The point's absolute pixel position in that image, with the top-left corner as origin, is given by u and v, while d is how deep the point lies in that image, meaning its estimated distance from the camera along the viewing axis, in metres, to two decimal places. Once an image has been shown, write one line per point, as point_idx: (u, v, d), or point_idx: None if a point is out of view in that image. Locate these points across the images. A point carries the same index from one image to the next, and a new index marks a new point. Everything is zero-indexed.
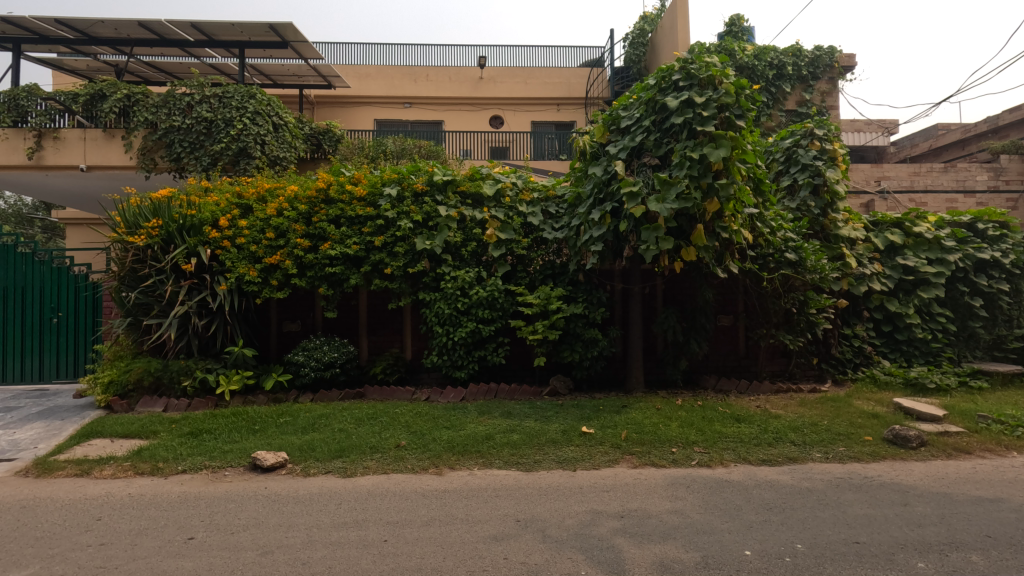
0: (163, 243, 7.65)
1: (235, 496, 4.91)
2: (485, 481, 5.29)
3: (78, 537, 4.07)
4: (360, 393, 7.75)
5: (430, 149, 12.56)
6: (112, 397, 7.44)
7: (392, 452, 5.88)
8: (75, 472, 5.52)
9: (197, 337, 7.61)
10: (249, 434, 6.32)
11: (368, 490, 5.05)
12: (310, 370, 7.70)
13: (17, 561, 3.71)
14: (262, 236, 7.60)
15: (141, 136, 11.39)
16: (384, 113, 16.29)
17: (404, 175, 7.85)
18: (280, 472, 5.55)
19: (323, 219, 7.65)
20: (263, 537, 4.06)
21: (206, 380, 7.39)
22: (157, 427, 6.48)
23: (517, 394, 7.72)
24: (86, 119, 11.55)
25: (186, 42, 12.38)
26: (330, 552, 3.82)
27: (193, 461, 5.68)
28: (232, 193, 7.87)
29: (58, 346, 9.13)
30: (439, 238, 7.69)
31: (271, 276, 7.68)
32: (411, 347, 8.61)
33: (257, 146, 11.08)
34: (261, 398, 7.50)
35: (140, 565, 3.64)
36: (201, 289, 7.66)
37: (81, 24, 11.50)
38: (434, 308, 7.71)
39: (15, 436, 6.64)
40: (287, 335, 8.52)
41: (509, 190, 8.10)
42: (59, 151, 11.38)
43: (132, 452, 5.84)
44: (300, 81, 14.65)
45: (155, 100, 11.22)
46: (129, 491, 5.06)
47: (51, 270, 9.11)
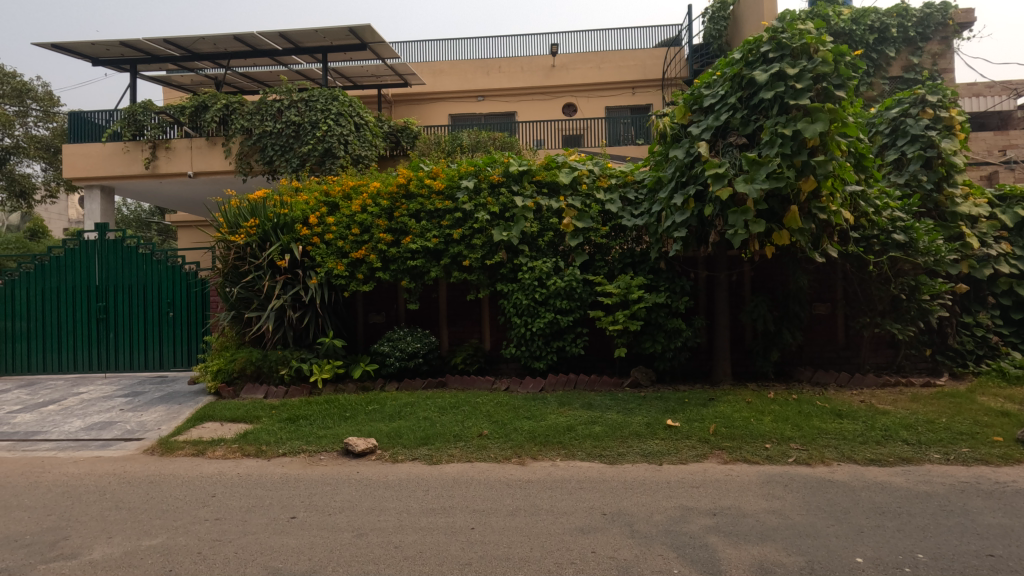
0: (260, 240, 8.15)
1: (331, 479, 5.19)
2: (569, 472, 5.25)
3: (197, 511, 4.46)
4: (442, 382, 7.93)
5: (504, 140, 12.57)
6: (221, 384, 8.06)
7: (476, 441, 5.97)
8: (192, 451, 6.07)
9: (292, 329, 8.10)
10: (341, 421, 6.67)
11: (454, 478, 5.16)
12: (395, 360, 7.99)
13: (149, 530, 4.12)
14: (349, 231, 7.93)
15: (238, 142, 12.24)
16: (458, 107, 16.53)
17: (480, 167, 7.93)
18: (370, 457, 5.79)
19: (404, 213, 7.87)
20: (358, 519, 4.25)
21: (302, 369, 7.85)
22: (259, 413, 6.96)
23: (598, 385, 7.60)
24: (192, 129, 12.55)
25: (275, 51, 13.16)
26: (421, 537, 3.93)
27: (292, 445, 6.06)
28: (320, 192, 8.27)
29: (175, 337, 10.04)
30: (516, 229, 7.68)
31: (358, 270, 8.00)
32: (490, 337, 8.70)
33: (341, 146, 11.59)
34: (351, 386, 7.87)
35: (251, 540, 3.92)
36: (295, 284, 8.11)
37: (186, 42, 12.54)
38: (513, 299, 7.72)
39: (143, 418, 7.40)
40: (373, 326, 8.90)
41: (586, 178, 7.96)
42: (170, 159, 12.50)
43: (239, 436, 6.32)
44: (378, 80, 15.17)
45: (250, 107, 12.01)
46: (238, 471, 5.48)
47: (168, 269, 10.03)
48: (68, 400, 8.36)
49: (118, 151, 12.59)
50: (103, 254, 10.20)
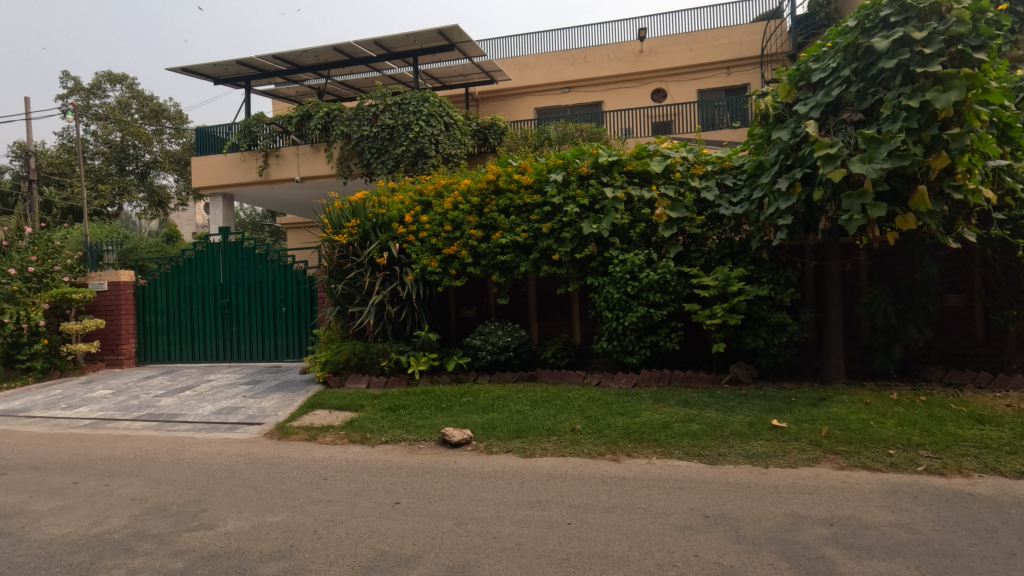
0: (361, 239, 8.59)
1: (430, 468, 5.40)
2: (667, 471, 5.08)
3: (312, 492, 4.82)
4: (533, 376, 7.98)
5: (592, 131, 12.39)
6: (328, 373, 8.63)
7: (569, 436, 5.95)
8: (306, 436, 6.57)
9: (391, 322, 8.50)
10: (437, 412, 6.91)
11: (548, 472, 5.17)
12: (487, 353, 8.13)
13: (272, 507, 4.51)
14: (442, 229, 8.17)
15: (339, 147, 13.01)
16: (543, 100, 16.49)
17: (569, 159, 7.84)
18: (466, 448, 5.97)
19: (494, 209, 7.97)
20: (457, 508, 4.38)
21: (400, 361, 8.23)
22: (362, 402, 7.40)
23: (694, 381, 7.29)
24: (299, 137, 13.50)
25: (370, 58, 13.83)
26: (519, 529, 3.97)
27: (393, 433, 6.37)
28: (415, 191, 8.59)
29: (287, 330, 10.92)
30: (606, 221, 7.53)
31: (451, 265, 8.25)
32: (580, 331, 8.67)
33: (432, 145, 11.97)
34: (445, 378, 8.14)
35: (360, 522, 4.17)
36: (393, 280, 8.49)
37: (292, 56, 13.51)
38: (603, 293, 7.58)
39: (262, 404, 8.12)
40: (465, 320, 9.18)
41: (679, 165, 7.63)
42: (280, 166, 13.53)
43: (346, 423, 6.76)
44: (466, 79, 15.47)
45: (349, 113, 12.71)
46: (345, 456, 5.86)
47: (280, 268, 10.91)
48: (201, 387, 9.37)
49: (237, 161, 13.86)
50: (226, 255, 11.27)
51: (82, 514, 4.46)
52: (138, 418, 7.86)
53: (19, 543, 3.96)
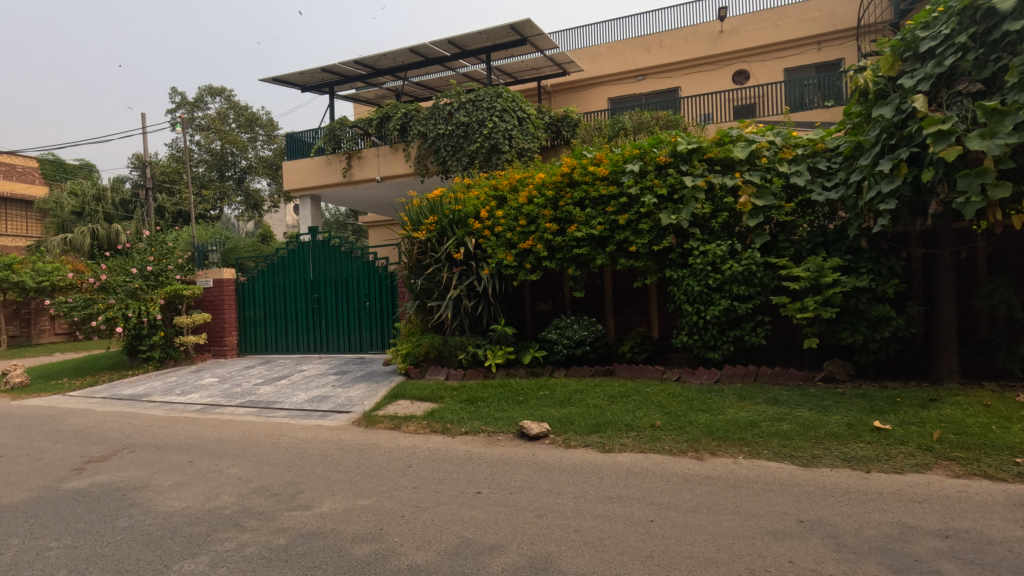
0: (438, 235, 8.79)
1: (510, 459, 5.47)
2: (755, 472, 4.85)
3: (399, 479, 5.03)
4: (609, 370, 7.88)
5: (669, 118, 11.98)
6: (409, 365, 8.96)
7: (648, 432, 5.82)
8: (391, 425, 6.88)
9: (468, 316, 8.67)
10: (515, 404, 7.00)
11: (628, 467, 5.09)
12: (563, 347, 8.12)
13: (362, 491, 4.75)
14: (516, 223, 8.22)
15: (416, 146, 13.41)
16: (617, 89, 16.15)
17: (646, 149, 7.62)
18: (544, 441, 6.01)
19: (569, 202, 7.91)
20: (537, 500, 4.42)
21: (477, 354, 8.39)
22: (442, 393, 7.63)
23: (783, 378, 6.90)
24: (378, 138, 14.03)
25: (444, 58, 14.12)
26: (600, 524, 3.94)
27: (472, 425, 6.52)
28: (489, 186, 8.69)
29: (371, 324, 11.44)
30: (686, 211, 7.24)
31: (526, 260, 8.29)
32: (659, 325, 8.47)
33: (506, 140, 12.07)
34: (521, 371, 8.21)
35: (444, 509, 4.30)
36: (469, 275, 8.64)
37: (371, 61, 14.07)
38: (683, 286, 7.32)
39: (349, 393, 8.58)
40: (540, 314, 9.27)
41: (765, 150, 7.22)
42: (362, 167, 14.14)
43: (427, 414, 7.00)
44: (538, 73, 15.43)
45: (425, 113, 13.05)
46: (428, 445, 6.07)
47: (364, 264, 11.44)
48: (295, 376, 10.04)
49: (323, 163, 14.66)
50: (315, 253, 11.97)
51: (197, 490, 4.92)
52: (241, 404, 8.56)
53: (147, 513, 4.43)
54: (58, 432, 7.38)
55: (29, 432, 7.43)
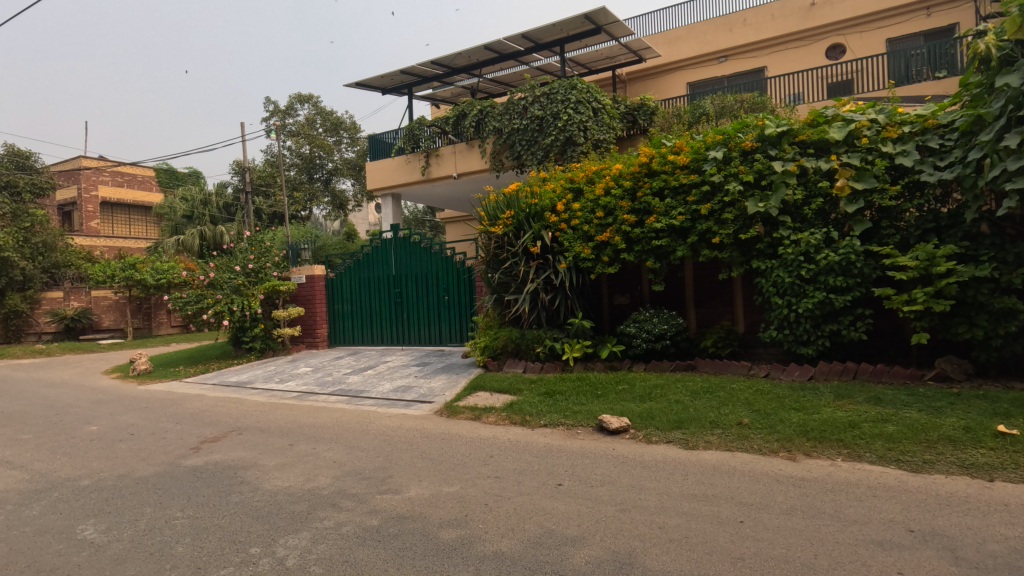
0: (515, 229, 8.83)
1: (590, 453, 5.44)
2: (855, 476, 4.53)
3: (481, 468, 5.15)
4: (691, 365, 7.63)
5: (754, 100, 11.36)
6: (487, 358, 9.12)
7: (735, 430, 5.58)
8: (471, 416, 7.06)
9: (545, 310, 8.68)
10: (593, 398, 6.95)
11: (714, 465, 4.92)
12: (642, 341, 7.94)
13: (447, 478, 4.92)
14: (593, 216, 8.13)
15: (492, 142, 13.58)
16: (697, 73, 15.51)
17: (730, 134, 7.30)
18: (624, 435, 5.92)
19: (648, 192, 7.71)
20: (619, 494, 4.37)
21: (555, 348, 8.41)
22: (520, 385, 7.72)
23: (886, 377, 6.37)
24: (455, 136, 14.32)
25: (518, 52, 14.17)
26: (686, 522, 3.84)
27: (551, 417, 6.55)
28: (565, 179, 8.65)
29: (451, 317, 11.77)
30: (775, 198, 6.85)
31: (603, 252, 8.18)
32: (745, 319, 8.09)
33: (581, 132, 11.94)
34: (600, 365, 8.13)
35: (526, 500, 4.36)
36: (546, 268, 8.63)
37: (447, 60, 14.39)
38: (772, 277, 6.93)
39: (431, 384, 8.88)
40: (618, 308, 9.16)
41: (866, 130, 6.67)
42: (440, 165, 14.52)
43: (506, 406, 7.11)
44: (613, 61, 15.12)
45: (500, 108, 13.16)
46: (508, 436, 6.17)
47: (443, 260, 11.76)
48: (380, 367, 10.53)
49: (403, 163, 15.18)
50: (397, 249, 12.46)
51: (298, 471, 5.30)
52: (332, 392, 9.11)
53: (255, 490, 4.83)
54: (178, 414, 8.20)
55: (154, 414, 8.31)
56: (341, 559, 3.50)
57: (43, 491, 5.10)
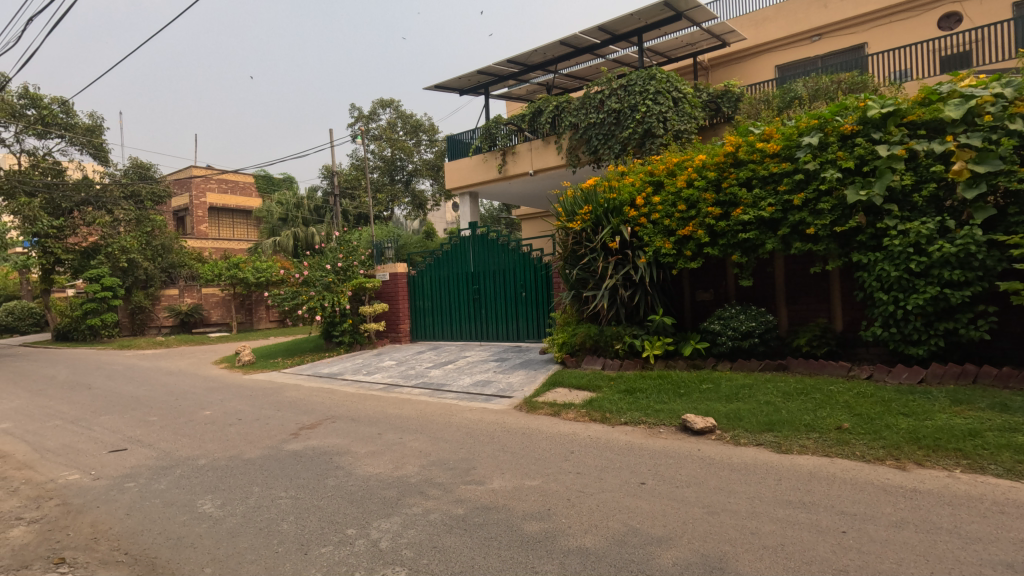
0: (593, 225, 8.73)
1: (674, 453, 5.30)
2: (978, 489, 4.09)
3: (562, 463, 5.16)
4: (783, 365, 7.22)
5: (854, 80, 10.52)
6: (565, 354, 9.09)
7: (833, 434, 5.22)
8: (551, 412, 7.09)
9: (624, 306, 8.53)
10: (676, 397, 6.76)
11: (810, 471, 4.63)
12: (727, 339, 7.61)
13: (529, 472, 4.98)
14: (675, 209, 7.90)
15: (568, 137, 13.50)
16: (786, 55, 14.60)
17: (827, 118, 6.83)
18: (710, 436, 5.71)
19: (734, 183, 7.38)
20: (707, 497, 4.22)
21: (634, 345, 8.26)
22: (600, 382, 7.65)
23: (1014, 381, 5.70)
24: (531, 133, 14.37)
25: (594, 46, 13.99)
26: (781, 529, 3.65)
27: (632, 415, 6.45)
28: (645, 172, 8.45)
29: (528, 313, 11.86)
30: (879, 184, 6.32)
31: (685, 247, 7.92)
32: (843, 317, 7.54)
33: (661, 123, 11.60)
34: (682, 363, 7.89)
35: (609, 497, 4.31)
36: (625, 264, 8.47)
37: (523, 58, 14.48)
38: (876, 271, 6.40)
39: (510, 379, 9.01)
40: (701, 304, 8.84)
41: (990, 106, 6.00)
42: (516, 162, 14.63)
43: (586, 402, 7.08)
44: (694, 48, 14.55)
45: (576, 103, 13.05)
46: (588, 433, 6.15)
47: (520, 256, 11.87)
48: (460, 361, 10.82)
49: (480, 161, 15.45)
50: (475, 246, 12.71)
51: (387, 458, 5.57)
52: (415, 385, 9.48)
53: (349, 475, 5.13)
54: (278, 402, 8.87)
55: (258, 401, 9.03)
56: (430, 545, 3.64)
57: (169, 467, 5.70)
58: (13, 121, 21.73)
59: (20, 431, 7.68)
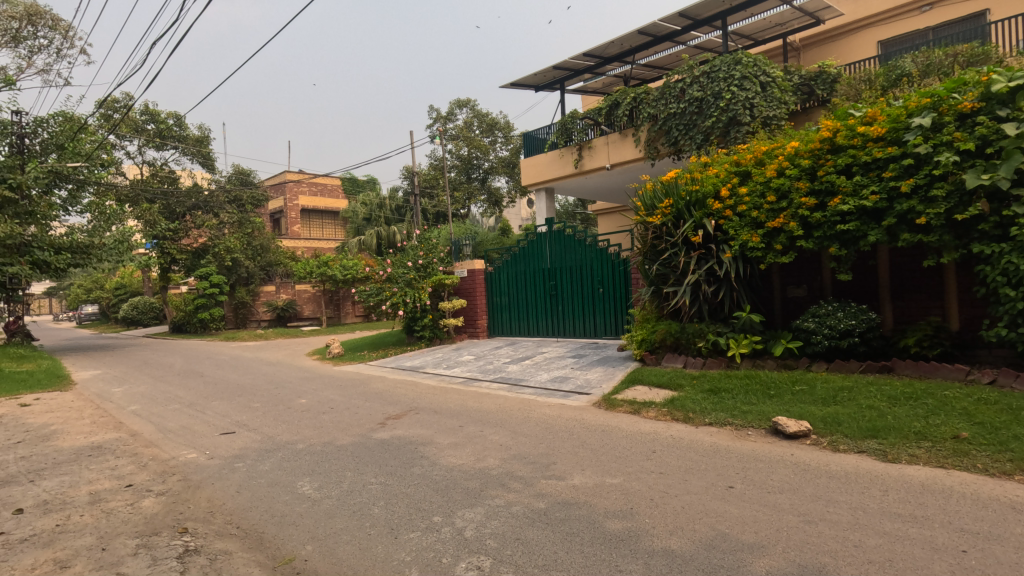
0: (674, 219, 8.44)
1: (765, 457, 5.04)
2: None
3: (644, 462, 5.06)
4: (887, 367, 6.65)
5: (974, 52, 9.44)
6: (644, 351, 8.90)
7: (949, 444, 4.75)
8: (630, 410, 6.97)
9: (707, 303, 8.20)
10: (765, 398, 6.43)
11: (921, 483, 4.24)
12: (823, 339, 7.12)
13: (610, 470, 4.92)
14: (764, 200, 7.49)
15: (646, 129, 13.15)
16: (890, 29, 13.38)
17: (942, 96, 6.20)
18: (804, 441, 5.38)
19: (831, 170, 6.88)
20: (803, 505, 3.98)
21: (719, 343, 7.93)
22: (682, 381, 7.42)
23: None
24: (607, 126, 14.14)
25: (674, 33, 13.50)
26: (889, 543, 3.38)
27: (717, 416, 6.20)
28: (731, 162, 8.07)
29: (606, 309, 11.70)
30: (1006, 167, 5.65)
31: (776, 240, 7.49)
32: (960, 315, 6.84)
33: (747, 110, 11.03)
34: (771, 363, 7.47)
35: (694, 499, 4.18)
36: (709, 258, 8.13)
37: (599, 51, 14.25)
38: (1002, 264, 5.73)
39: (587, 376, 8.94)
40: (792, 301, 8.35)
41: None
42: (592, 157, 14.45)
43: (667, 401, 6.89)
44: (784, 28, 13.67)
45: (655, 94, 12.66)
46: (670, 432, 5.98)
47: (597, 252, 11.75)
48: (537, 357, 10.88)
49: (556, 157, 15.40)
50: (551, 242, 12.71)
51: (469, 450, 5.71)
52: (494, 380, 9.65)
53: (434, 465, 5.32)
54: (366, 393, 9.34)
55: (348, 392, 9.56)
56: (513, 537, 3.69)
57: (271, 450, 6.17)
58: (136, 135, 24.32)
59: (147, 413, 8.60)
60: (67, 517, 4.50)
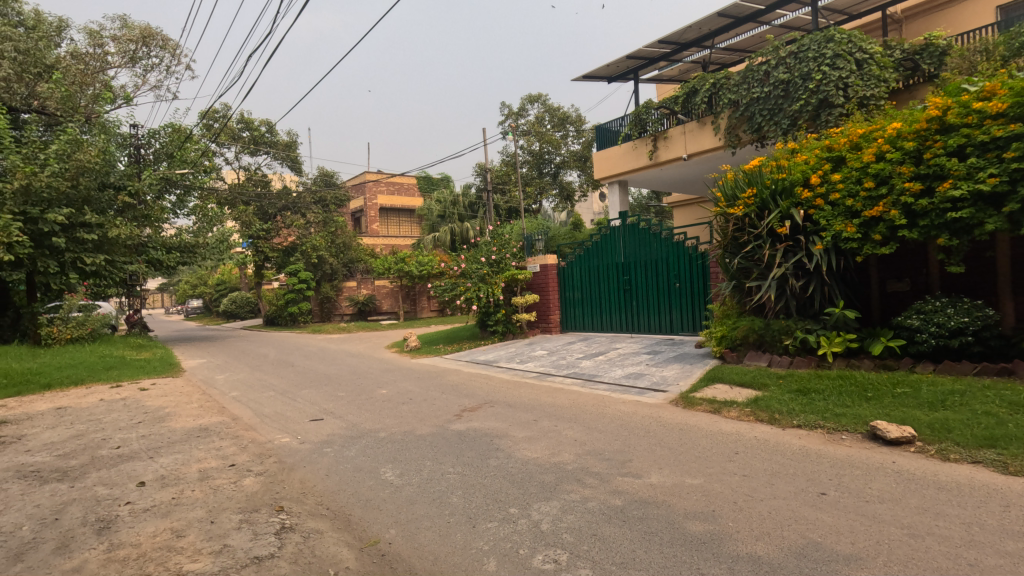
0: (758, 209, 8.01)
1: (861, 464, 4.69)
2: None
3: (727, 464, 4.86)
4: (1008, 370, 5.97)
5: None
6: (725, 349, 8.53)
7: None
8: (710, 409, 6.72)
9: (795, 298, 7.73)
10: (861, 401, 5.97)
11: None
12: (929, 338, 6.51)
13: (690, 470, 4.77)
14: (860, 187, 6.93)
15: (726, 116, 12.56)
16: None
17: None
18: (907, 448, 4.96)
19: (940, 152, 6.24)
20: (907, 517, 3.67)
21: (808, 341, 7.46)
22: (766, 380, 7.05)
23: None
24: (684, 115, 13.63)
25: (758, 12, 12.77)
26: (1011, 564, 3.04)
27: (806, 418, 5.84)
28: (823, 147, 7.55)
29: (683, 305, 11.31)
30: None
31: (874, 230, 6.91)
32: None
33: (840, 91, 10.25)
34: (868, 363, 6.91)
35: (782, 505, 3.97)
36: (797, 251, 7.65)
37: (676, 37, 13.75)
38: None
39: (664, 372, 8.70)
40: (893, 295, 7.78)
41: None
42: (668, 147, 13.99)
43: (751, 401, 6.57)
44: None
45: (736, 78, 12.04)
46: (754, 433, 5.70)
47: (673, 246, 11.41)
48: (611, 353, 10.72)
49: (630, 149, 15.06)
50: (625, 236, 12.48)
51: (544, 444, 5.74)
52: (567, 375, 9.62)
53: (509, 457, 5.39)
54: (442, 385, 9.61)
55: (425, 384, 9.88)
56: (590, 532, 3.68)
57: (356, 437, 6.51)
58: (234, 142, 26.33)
59: (245, 399, 9.33)
60: (181, 491, 4.97)
